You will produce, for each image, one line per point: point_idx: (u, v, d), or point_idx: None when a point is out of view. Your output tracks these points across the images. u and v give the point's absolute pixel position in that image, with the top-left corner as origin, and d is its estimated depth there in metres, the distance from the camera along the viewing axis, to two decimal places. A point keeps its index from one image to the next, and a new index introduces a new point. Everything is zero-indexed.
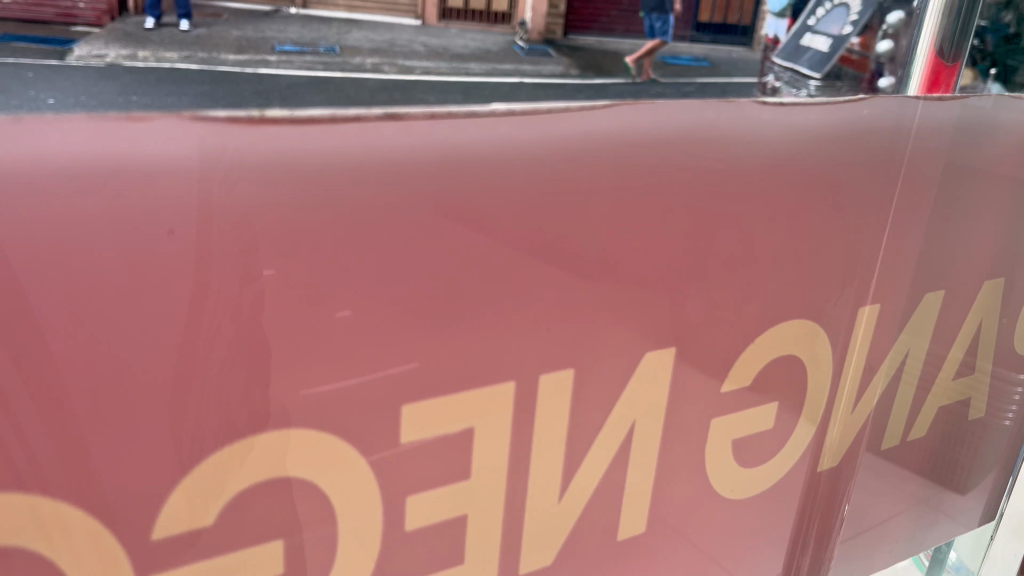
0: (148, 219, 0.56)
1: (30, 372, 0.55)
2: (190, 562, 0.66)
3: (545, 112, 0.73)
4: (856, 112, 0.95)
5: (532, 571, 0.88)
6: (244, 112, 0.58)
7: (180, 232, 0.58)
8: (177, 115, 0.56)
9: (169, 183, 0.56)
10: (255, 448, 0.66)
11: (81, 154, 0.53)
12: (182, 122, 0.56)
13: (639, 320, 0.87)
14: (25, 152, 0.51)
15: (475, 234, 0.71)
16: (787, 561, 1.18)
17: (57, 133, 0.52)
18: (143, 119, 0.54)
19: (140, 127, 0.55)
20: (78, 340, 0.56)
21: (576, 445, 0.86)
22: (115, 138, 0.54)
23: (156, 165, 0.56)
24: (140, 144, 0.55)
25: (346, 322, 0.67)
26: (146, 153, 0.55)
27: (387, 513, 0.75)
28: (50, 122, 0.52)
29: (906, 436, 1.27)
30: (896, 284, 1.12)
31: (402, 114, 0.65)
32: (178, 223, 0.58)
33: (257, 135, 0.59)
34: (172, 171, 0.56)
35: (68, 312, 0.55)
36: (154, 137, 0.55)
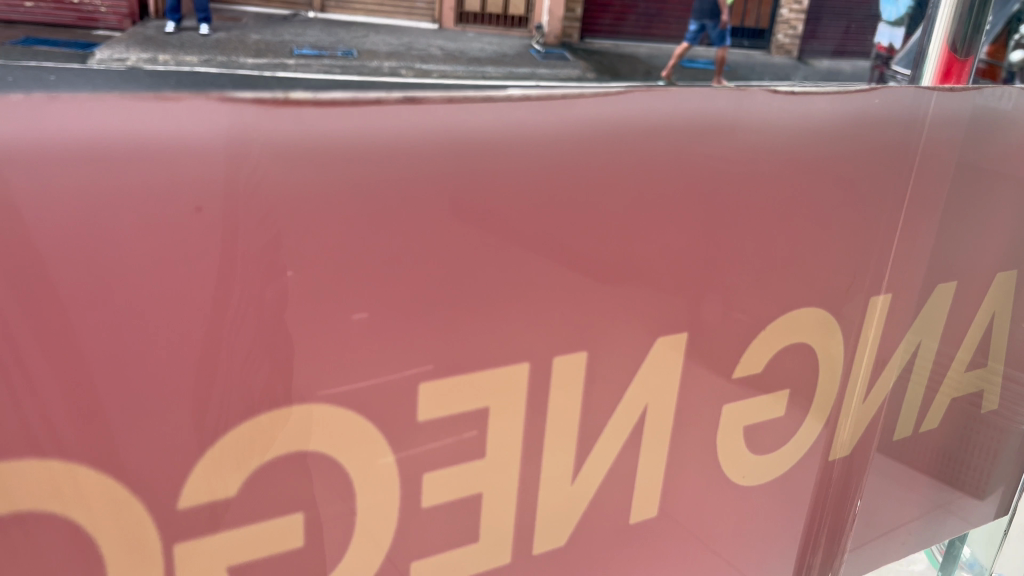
0: (176, 196, 0.58)
1: (55, 346, 0.56)
2: (209, 535, 0.66)
3: (560, 97, 0.74)
4: (867, 101, 0.95)
5: (544, 553, 0.88)
6: (269, 94, 0.60)
7: (206, 211, 0.59)
8: (206, 96, 0.58)
9: (194, 160, 0.58)
10: (278, 423, 0.67)
11: (113, 132, 0.55)
12: (209, 103, 0.58)
13: (652, 305, 0.87)
14: (59, 125, 0.53)
15: (490, 215, 0.72)
16: (800, 552, 1.18)
17: (91, 112, 0.54)
18: (174, 99, 0.57)
19: (170, 107, 0.57)
20: (106, 312, 0.58)
21: (588, 429, 0.86)
22: (144, 118, 0.56)
23: (181, 143, 0.57)
24: (169, 121, 0.57)
25: (363, 324, 0.69)
26: (179, 132, 0.57)
27: (402, 493, 0.76)
28: (85, 100, 0.54)
29: (920, 429, 1.27)
30: (910, 274, 1.12)
31: (419, 98, 0.66)
32: (204, 202, 0.59)
33: (280, 117, 0.61)
34: (197, 150, 0.58)
35: (97, 285, 0.57)
36: (182, 116, 0.57)
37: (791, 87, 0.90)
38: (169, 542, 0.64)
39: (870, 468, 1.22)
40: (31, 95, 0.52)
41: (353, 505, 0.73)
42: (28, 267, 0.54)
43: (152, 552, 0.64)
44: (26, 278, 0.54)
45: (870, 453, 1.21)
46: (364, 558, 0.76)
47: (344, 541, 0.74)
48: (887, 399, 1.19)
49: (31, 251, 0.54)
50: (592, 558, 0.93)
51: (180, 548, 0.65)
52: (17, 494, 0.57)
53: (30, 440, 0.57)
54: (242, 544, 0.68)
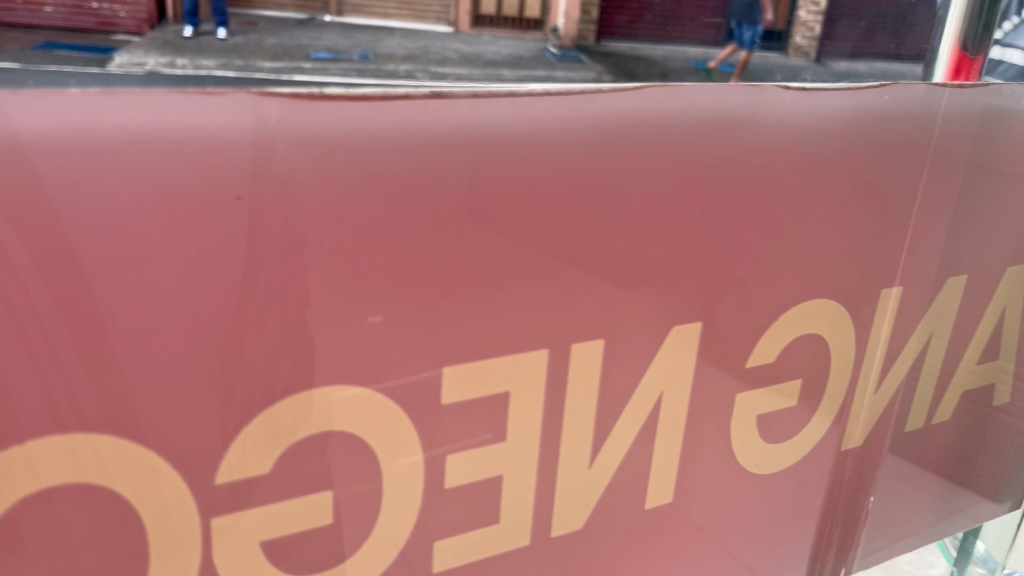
0: (217, 184, 0.60)
1: (93, 328, 0.58)
2: (236, 512, 0.68)
3: (578, 92, 0.76)
4: (877, 98, 0.96)
5: (561, 538, 0.89)
6: (305, 89, 0.63)
7: (244, 200, 0.62)
8: (248, 92, 0.60)
9: (230, 150, 0.60)
10: (306, 404, 0.69)
11: (160, 126, 0.58)
12: (249, 98, 0.61)
13: (668, 295, 0.88)
14: (114, 120, 0.56)
15: (510, 205, 0.74)
16: (814, 542, 1.19)
17: (141, 107, 0.57)
18: (216, 94, 0.59)
19: (212, 101, 0.59)
20: (148, 296, 0.60)
21: (606, 416, 0.88)
22: (188, 111, 0.58)
23: (221, 135, 0.60)
24: (210, 114, 0.59)
25: (379, 327, 0.70)
26: (222, 125, 0.60)
27: (421, 475, 0.77)
28: (135, 95, 0.57)
29: (932, 420, 1.26)
30: (924, 267, 1.12)
31: (446, 93, 0.68)
32: (242, 191, 0.61)
33: (313, 111, 0.63)
34: (235, 142, 0.60)
35: (139, 270, 0.59)
36: (221, 110, 0.60)
37: (803, 84, 0.91)
38: (203, 519, 0.66)
39: (885, 460, 1.23)
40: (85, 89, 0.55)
41: (377, 485, 0.75)
42: (66, 250, 0.56)
43: (189, 529, 0.66)
44: (71, 263, 0.56)
45: (885, 445, 1.22)
46: (385, 538, 0.77)
47: (368, 521, 0.76)
48: (901, 392, 1.19)
49: (76, 236, 0.56)
50: (608, 544, 0.94)
51: (216, 523, 0.67)
52: (45, 473, 0.59)
53: (75, 419, 0.59)
54: (271, 522, 0.70)
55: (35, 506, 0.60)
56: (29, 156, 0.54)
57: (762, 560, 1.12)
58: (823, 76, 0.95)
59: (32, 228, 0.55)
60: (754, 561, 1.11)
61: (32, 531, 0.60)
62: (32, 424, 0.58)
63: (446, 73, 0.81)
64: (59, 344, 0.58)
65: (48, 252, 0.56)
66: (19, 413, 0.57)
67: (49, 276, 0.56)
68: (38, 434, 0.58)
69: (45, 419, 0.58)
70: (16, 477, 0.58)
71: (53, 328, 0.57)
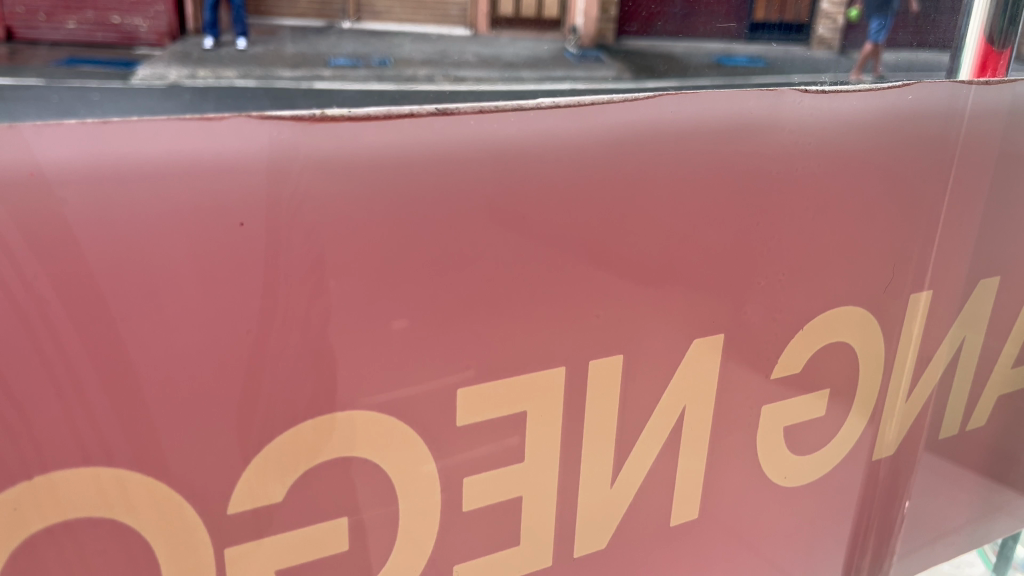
0: (221, 212, 0.60)
1: (105, 358, 0.58)
2: (254, 540, 0.68)
3: (590, 104, 0.74)
4: (900, 99, 0.94)
5: (586, 556, 0.88)
6: (308, 111, 0.62)
7: (250, 225, 0.61)
8: (248, 116, 0.60)
9: (237, 176, 0.60)
10: (323, 429, 0.68)
11: (162, 153, 0.57)
12: (251, 122, 0.60)
13: (689, 307, 0.86)
14: (118, 150, 0.56)
15: (525, 221, 0.73)
16: (849, 552, 1.16)
17: (144, 136, 0.57)
18: (216, 119, 0.59)
19: (217, 127, 0.59)
20: (155, 326, 0.59)
21: (628, 432, 0.86)
22: (191, 138, 0.58)
23: (225, 160, 0.59)
24: (214, 139, 0.59)
25: (396, 340, 0.69)
26: (225, 150, 0.59)
27: (442, 497, 0.76)
28: (137, 123, 0.56)
29: (967, 426, 1.24)
30: (954, 269, 1.10)
31: (451, 109, 0.67)
32: (249, 217, 0.61)
33: (317, 133, 0.62)
34: (242, 166, 0.60)
35: (147, 300, 0.59)
36: (225, 135, 0.59)
37: (823, 86, 0.89)
38: (219, 548, 0.66)
39: (917, 466, 1.20)
40: (86, 120, 0.55)
41: (395, 508, 0.74)
42: (80, 282, 0.56)
43: (206, 559, 0.66)
44: (81, 293, 0.56)
45: (917, 452, 1.19)
46: (408, 560, 0.77)
47: (387, 545, 0.75)
48: (933, 398, 1.16)
49: (84, 267, 0.56)
50: (635, 561, 0.93)
51: (232, 553, 0.67)
52: (62, 506, 0.59)
53: (91, 451, 0.59)
54: (290, 549, 0.69)
55: (54, 537, 0.60)
56: (38, 192, 0.54)
57: (792, 571, 1.09)
58: (841, 76, 0.93)
59: (43, 259, 0.55)
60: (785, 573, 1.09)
61: (51, 564, 0.60)
62: (46, 455, 0.58)
63: (464, 76, 0.77)
64: (72, 375, 0.58)
65: (57, 284, 0.56)
66: (34, 442, 0.58)
67: (60, 308, 0.56)
68: (52, 466, 0.58)
69: (59, 451, 0.58)
70: (34, 510, 0.58)
71: (66, 360, 0.57)
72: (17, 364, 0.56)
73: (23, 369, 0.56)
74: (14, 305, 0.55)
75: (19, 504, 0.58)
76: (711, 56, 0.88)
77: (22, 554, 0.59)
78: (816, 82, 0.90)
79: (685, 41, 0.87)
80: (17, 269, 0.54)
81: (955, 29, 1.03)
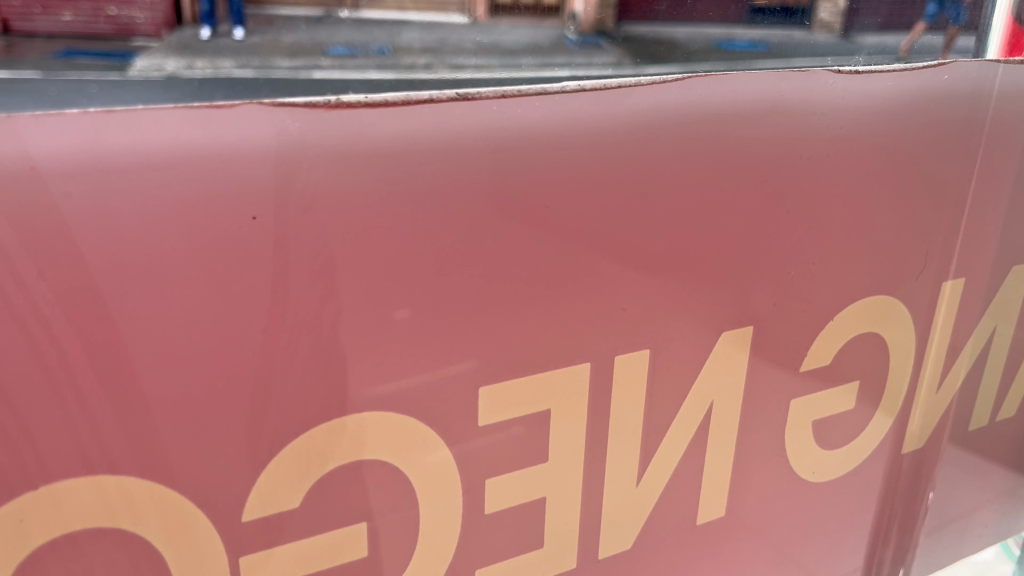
0: (230, 206, 0.58)
1: (111, 359, 0.57)
2: (271, 547, 0.67)
3: (616, 87, 0.73)
4: (936, 78, 0.93)
5: (609, 557, 0.87)
6: (321, 97, 0.60)
7: (262, 220, 0.59)
8: (258, 103, 0.58)
9: (247, 168, 0.58)
10: (331, 430, 0.67)
11: (168, 145, 0.56)
12: (261, 110, 0.58)
13: (713, 300, 0.85)
14: (120, 142, 0.55)
15: (546, 214, 0.71)
16: (871, 546, 1.15)
17: (148, 128, 0.55)
18: (224, 107, 0.57)
19: (222, 115, 0.57)
20: (165, 326, 0.58)
21: (650, 429, 0.85)
22: (197, 128, 0.57)
23: (233, 151, 0.58)
24: (222, 130, 0.57)
25: (416, 337, 0.68)
26: (232, 141, 0.57)
27: (464, 498, 0.75)
28: (141, 114, 0.55)
29: (995, 418, 1.22)
30: (982, 256, 1.08)
31: (471, 94, 0.66)
32: (260, 211, 0.59)
33: (331, 120, 0.61)
34: (252, 157, 0.58)
35: (156, 298, 0.57)
36: (233, 125, 0.57)
37: (857, 66, 0.88)
38: (237, 553, 0.65)
39: (943, 460, 1.19)
40: (86, 111, 0.54)
41: (415, 511, 0.73)
42: (82, 278, 0.55)
43: (221, 566, 0.65)
44: (87, 293, 0.55)
45: (943, 445, 1.17)
46: (429, 564, 0.76)
47: (408, 547, 0.74)
48: (960, 390, 1.15)
49: (88, 265, 0.55)
50: (659, 560, 0.91)
51: (248, 560, 0.66)
52: (73, 513, 0.58)
53: (100, 454, 0.58)
54: (310, 554, 0.68)
55: (68, 543, 0.59)
56: (40, 188, 0.53)
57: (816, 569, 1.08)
58: (876, 57, 0.90)
59: (46, 258, 0.53)
60: (808, 568, 1.07)
61: (66, 570, 0.60)
62: (56, 458, 0.57)
63: (463, 64, 0.75)
64: (78, 376, 0.56)
65: (61, 283, 0.54)
66: (42, 447, 0.56)
67: (64, 306, 0.55)
68: (62, 470, 0.57)
69: (68, 455, 0.57)
70: (45, 517, 0.57)
71: (72, 361, 0.56)
72: (18, 366, 0.54)
73: (20, 371, 0.55)
74: (8, 308, 0.53)
75: (29, 510, 0.57)
76: (711, 41, 0.87)
77: (34, 561, 0.58)
78: (851, 61, 0.89)
79: (687, 26, 0.85)
80: (12, 272, 0.53)
81: (981, 9, 0.95)
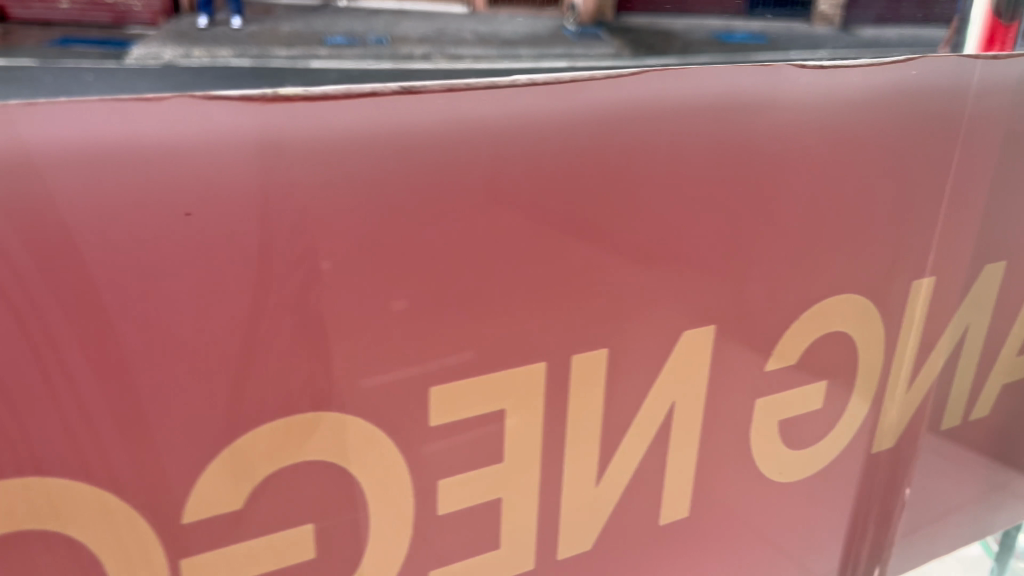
0: (163, 202, 0.56)
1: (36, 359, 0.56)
2: (214, 547, 0.67)
3: (569, 81, 0.69)
4: (904, 73, 0.89)
5: (567, 555, 0.87)
6: (257, 90, 0.57)
7: (195, 216, 0.58)
8: (189, 96, 0.55)
9: (179, 163, 0.56)
10: (285, 433, 0.67)
11: (94, 139, 0.53)
12: (193, 101, 0.55)
13: (673, 299, 0.84)
14: (41, 134, 0.52)
15: (498, 214, 0.69)
16: (841, 546, 1.15)
17: (72, 118, 0.52)
18: (155, 99, 0.55)
19: (152, 109, 0.55)
20: (93, 325, 0.57)
21: (610, 429, 0.85)
22: (126, 120, 0.54)
23: (163, 145, 0.55)
24: (153, 123, 0.55)
25: (363, 334, 0.67)
26: (164, 135, 0.55)
27: (416, 497, 0.75)
28: (61, 105, 0.52)
29: (971, 415, 1.22)
30: (954, 254, 1.07)
31: (417, 88, 0.62)
32: (193, 206, 0.57)
33: (267, 113, 0.57)
34: (184, 151, 0.56)
35: (83, 298, 0.56)
36: (165, 118, 0.55)
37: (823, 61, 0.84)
38: (178, 550, 0.66)
39: (915, 458, 1.19)
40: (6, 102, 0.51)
41: (366, 510, 0.73)
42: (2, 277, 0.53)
43: (162, 567, 0.66)
44: (7, 292, 0.54)
45: (915, 442, 1.17)
46: (380, 563, 0.76)
47: (359, 546, 0.74)
48: (933, 389, 1.14)
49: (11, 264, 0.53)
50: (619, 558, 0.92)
51: (189, 560, 0.66)
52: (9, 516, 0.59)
53: (31, 454, 0.58)
54: (254, 554, 0.69)
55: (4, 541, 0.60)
56: None
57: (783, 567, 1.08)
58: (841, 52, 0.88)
59: None
60: (776, 566, 1.08)
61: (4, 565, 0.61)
62: None
63: (462, 54, 0.73)
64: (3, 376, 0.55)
65: None
66: None
67: None
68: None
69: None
70: None
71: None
72: None
73: None
74: None
75: None
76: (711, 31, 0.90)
77: None
78: (810, 56, 0.85)
79: (684, 19, 0.90)
80: None
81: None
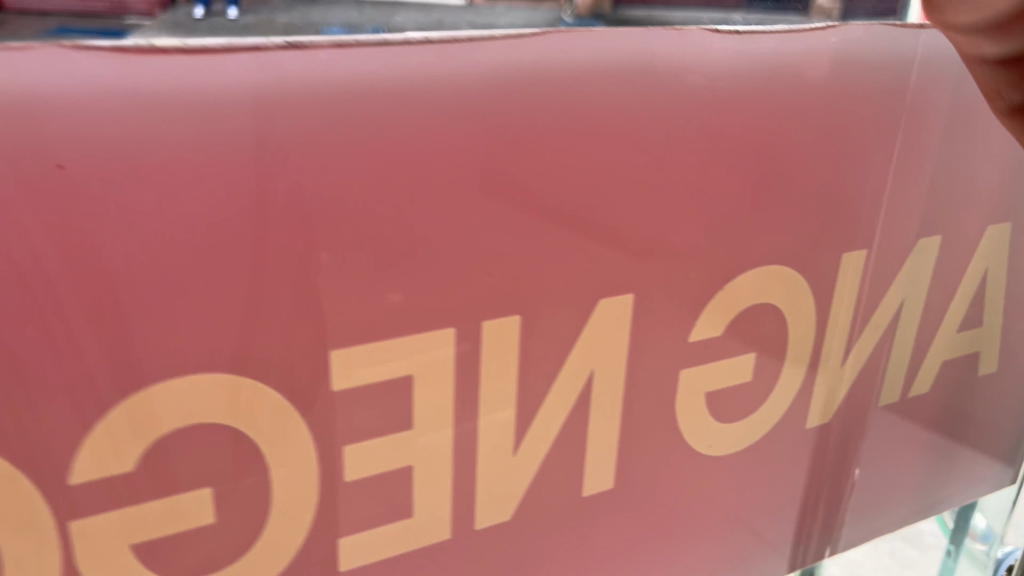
0: (35, 153, 0.56)
1: None
2: (104, 509, 0.67)
3: (464, 41, 0.70)
4: (824, 39, 0.89)
5: (485, 525, 0.88)
6: (131, 43, 0.58)
7: (68, 168, 0.58)
8: (61, 46, 0.56)
9: (47, 116, 0.56)
10: (178, 396, 0.67)
11: None
12: (63, 53, 0.56)
13: (586, 266, 0.83)
14: None
15: (388, 173, 0.69)
16: (779, 522, 1.14)
17: None
18: (20, 48, 0.55)
19: (21, 60, 0.55)
20: None
21: (524, 397, 0.85)
22: None
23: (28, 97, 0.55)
24: (20, 74, 0.55)
25: (252, 293, 0.67)
26: (30, 83, 0.55)
27: (319, 462, 0.76)
28: None
29: (909, 393, 1.19)
30: (895, 227, 1.05)
31: (302, 44, 0.64)
32: (66, 159, 0.57)
33: (142, 66, 0.59)
34: (52, 104, 0.56)
35: None
36: (31, 68, 0.55)
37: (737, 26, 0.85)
38: (65, 513, 0.66)
39: (858, 437, 1.17)
40: None
41: (265, 474, 0.74)
42: None
43: (49, 529, 0.66)
44: None
45: (858, 420, 1.16)
46: (285, 528, 0.76)
47: (261, 511, 0.75)
48: (873, 364, 1.13)
49: None
50: (540, 527, 0.92)
51: (77, 523, 0.66)
52: None
53: None
54: (148, 518, 0.69)
55: None
56: None
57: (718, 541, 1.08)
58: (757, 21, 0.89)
59: None
60: (709, 541, 1.07)
61: None
62: None
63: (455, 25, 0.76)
64: None
65: None
66: None
67: None
68: None
69: None
70: None
71: None
72: None
73: None
74: None
75: None
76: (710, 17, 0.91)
77: None
78: (728, 22, 0.86)
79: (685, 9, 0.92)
80: None
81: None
